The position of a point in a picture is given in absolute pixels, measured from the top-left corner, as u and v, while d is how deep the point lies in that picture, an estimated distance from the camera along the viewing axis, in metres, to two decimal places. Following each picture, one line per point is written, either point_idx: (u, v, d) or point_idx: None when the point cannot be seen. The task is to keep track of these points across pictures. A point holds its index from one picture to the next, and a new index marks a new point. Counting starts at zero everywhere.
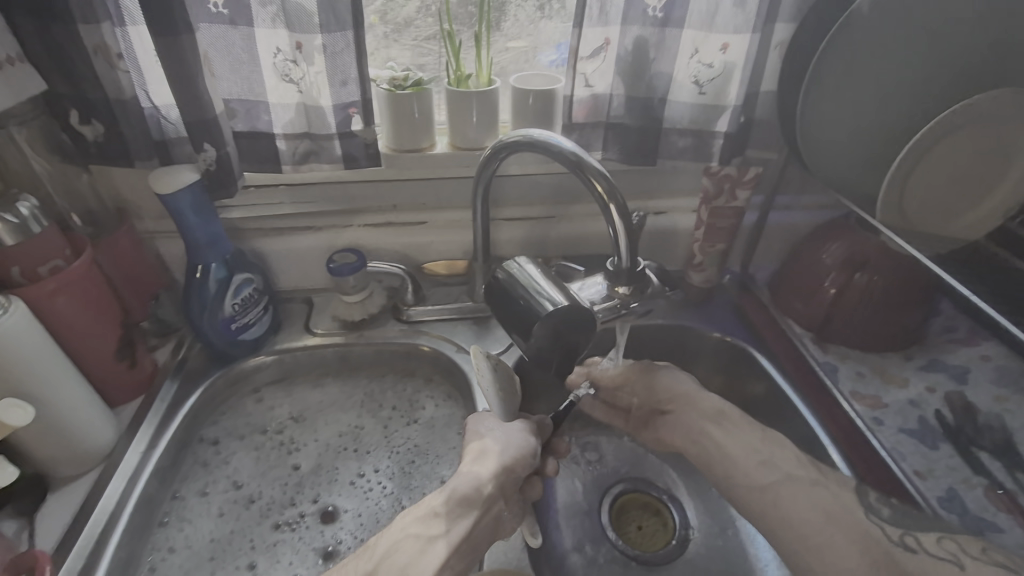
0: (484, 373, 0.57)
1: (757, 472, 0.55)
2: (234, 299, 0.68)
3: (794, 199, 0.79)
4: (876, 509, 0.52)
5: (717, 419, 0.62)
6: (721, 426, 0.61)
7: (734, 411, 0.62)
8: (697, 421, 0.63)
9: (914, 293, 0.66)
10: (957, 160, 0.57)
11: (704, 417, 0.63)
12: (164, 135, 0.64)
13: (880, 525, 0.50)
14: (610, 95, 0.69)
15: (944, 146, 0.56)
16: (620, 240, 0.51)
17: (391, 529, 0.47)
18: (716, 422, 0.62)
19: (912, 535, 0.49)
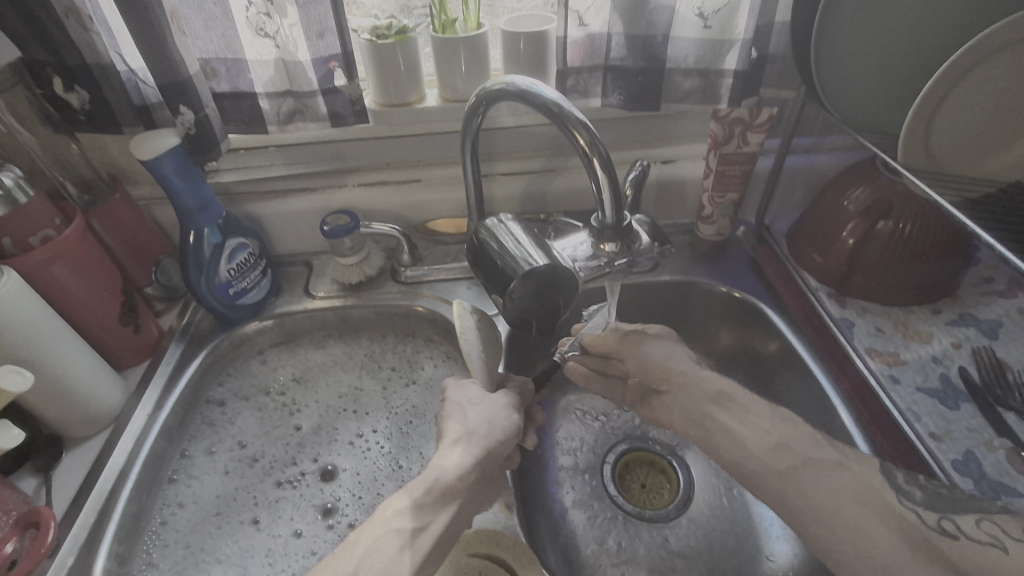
0: (469, 331, 0.58)
1: (769, 458, 0.46)
2: (230, 264, 0.68)
3: (817, 141, 0.71)
4: (906, 493, 0.43)
5: (719, 401, 0.53)
6: (726, 409, 0.52)
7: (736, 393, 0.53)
8: (698, 405, 0.54)
9: (945, 242, 0.60)
10: (995, 91, 0.50)
11: (703, 399, 0.54)
12: (145, 100, 0.63)
13: (914, 512, 0.42)
14: (607, 34, 0.63)
15: (976, 77, 0.50)
16: (604, 196, 0.48)
17: (371, 526, 0.44)
18: (719, 405, 0.53)
19: (950, 521, 0.41)
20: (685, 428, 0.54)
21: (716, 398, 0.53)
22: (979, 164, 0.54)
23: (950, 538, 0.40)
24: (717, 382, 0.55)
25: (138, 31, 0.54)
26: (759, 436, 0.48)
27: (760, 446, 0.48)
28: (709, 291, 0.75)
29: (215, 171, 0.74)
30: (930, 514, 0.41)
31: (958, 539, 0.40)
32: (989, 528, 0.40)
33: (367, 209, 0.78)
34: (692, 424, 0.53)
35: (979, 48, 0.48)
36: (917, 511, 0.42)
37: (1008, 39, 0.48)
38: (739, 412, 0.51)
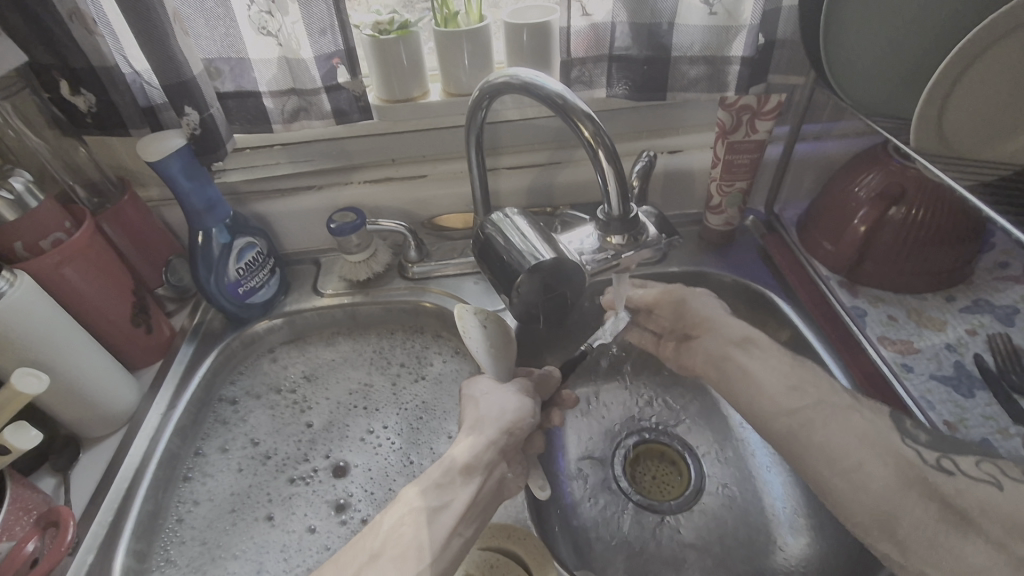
0: (473, 331, 0.57)
1: (782, 401, 0.52)
2: (239, 263, 0.69)
3: (825, 128, 0.71)
4: (912, 434, 0.47)
5: (742, 345, 0.59)
6: (749, 353, 0.57)
7: (761, 336, 0.58)
8: (721, 346, 0.60)
9: (959, 228, 0.60)
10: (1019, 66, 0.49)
11: (728, 341, 0.59)
12: (150, 101, 0.63)
13: (915, 449, 0.45)
14: (612, 24, 0.63)
15: (1000, 50, 0.48)
16: (610, 187, 0.46)
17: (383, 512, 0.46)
18: (742, 348, 0.58)
19: (949, 458, 0.44)
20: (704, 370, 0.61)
21: (741, 342, 0.59)
22: (988, 151, 0.53)
23: (956, 482, 0.42)
24: (746, 327, 0.60)
25: (138, 31, 0.54)
26: (777, 378, 0.54)
27: (778, 401, 0.52)
28: (719, 281, 0.74)
29: (221, 171, 0.75)
30: (929, 453, 0.45)
31: (954, 475, 0.42)
32: (996, 473, 0.42)
33: (373, 206, 0.79)
34: (710, 388, 0.60)
35: (1008, 18, 0.47)
36: (918, 449, 0.45)
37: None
38: (760, 355, 0.57)
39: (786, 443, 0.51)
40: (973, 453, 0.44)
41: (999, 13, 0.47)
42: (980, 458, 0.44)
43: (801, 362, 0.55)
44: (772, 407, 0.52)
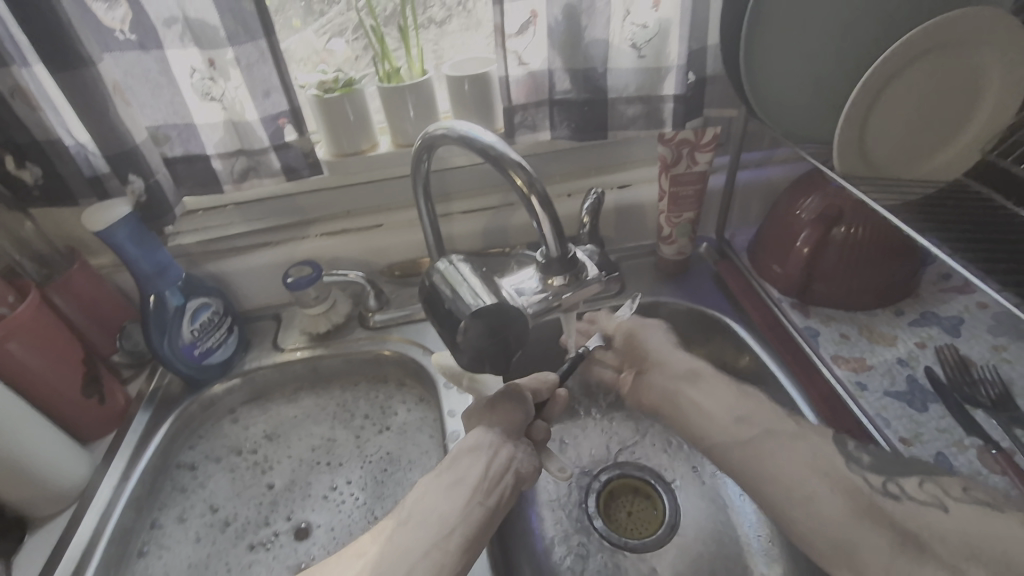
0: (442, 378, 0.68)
1: (735, 447, 0.51)
2: (193, 325, 0.68)
3: (766, 156, 0.76)
4: (855, 457, 0.47)
5: (690, 379, 0.59)
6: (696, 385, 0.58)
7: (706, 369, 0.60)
8: (669, 381, 0.60)
9: (893, 244, 0.62)
10: (930, 85, 0.51)
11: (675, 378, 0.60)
12: (96, 171, 0.63)
13: (861, 474, 0.45)
14: (549, 71, 0.65)
15: (912, 69, 0.50)
16: (545, 231, 0.47)
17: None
18: (691, 383, 0.59)
19: (894, 482, 0.44)
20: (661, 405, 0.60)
21: (687, 375, 0.60)
22: (908, 170, 0.55)
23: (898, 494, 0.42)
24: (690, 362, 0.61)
25: (77, 104, 0.55)
26: (726, 409, 0.54)
27: (736, 431, 0.52)
28: (676, 310, 0.74)
29: (174, 235, 0.75)
30: (876, 478, 0.45)
31: (900, 500, 0.43)
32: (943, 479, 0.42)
33: (330, 257, 0.78)
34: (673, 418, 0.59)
35: (913, 44, 0.48)
36: (865, 473, 0.45)
37: (940, 38, 0.48)
38: (707, 388, 0.57)
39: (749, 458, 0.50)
40: (917, 476, 0.45)
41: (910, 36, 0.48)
42: (924, 479, 0.44)
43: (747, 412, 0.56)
44: (727, 429, 0.51)
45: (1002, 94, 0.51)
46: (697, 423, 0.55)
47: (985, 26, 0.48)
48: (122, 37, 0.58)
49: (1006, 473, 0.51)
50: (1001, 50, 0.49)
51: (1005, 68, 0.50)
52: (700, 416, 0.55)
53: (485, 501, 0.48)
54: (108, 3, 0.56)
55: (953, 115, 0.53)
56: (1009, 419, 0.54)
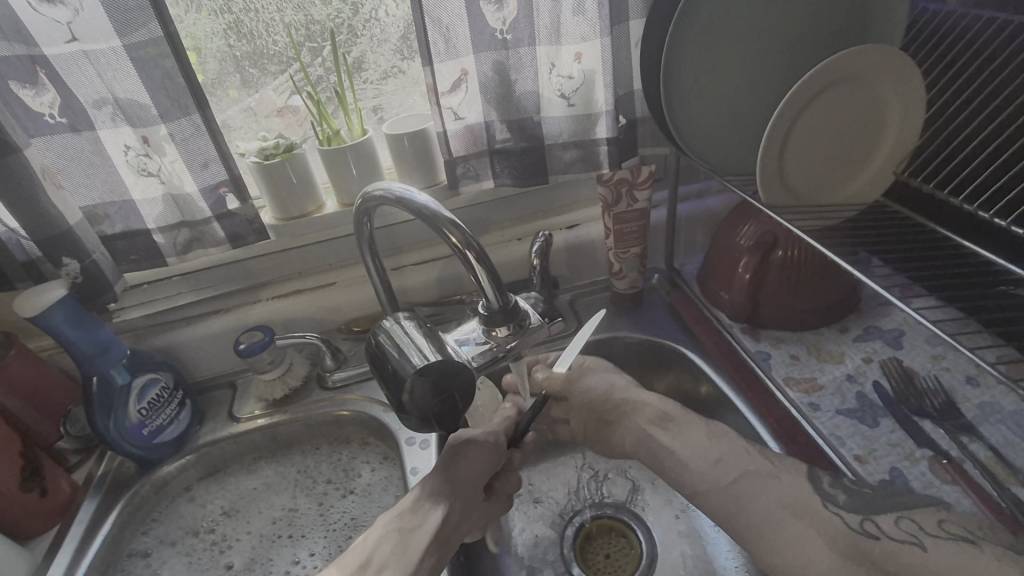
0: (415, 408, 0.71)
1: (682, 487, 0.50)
2: (140, 403, 0.66)
3: (704, 187, 0.81)
4: (832, 495, 0.46)
5: (662, 422, 0.57)
6: (654, 421, 0.58)
7: (677, 411, 0.57)
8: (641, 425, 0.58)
9: (828, 263, 0.64)
10: (839, 117, 0.54)
11: (646, 421, 0.58)
12: (29, 255, 0.62)
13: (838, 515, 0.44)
14: (485, 123, 0.67)
15: (819, 104, 0.53)
16: (485, 286, 0.47)
17: None
18: (662, 426, 0.57)
19: (872, 521, 0.43)
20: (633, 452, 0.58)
21: (657, 420, 0.57)
22: (826, 197, 0.59)
23: (873, 539, 0.42)
24: (660, 403, 0.59)
25: (6, 192, 0.55)
26: (701, 452, 0.52)
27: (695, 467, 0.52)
28: (634, 344, 0.74)
29: (120, 310, 0.75)
30: (852, 517, 0.43)
31: (880, 539, 0.41)
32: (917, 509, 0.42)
33: (284, 320, 0.76)
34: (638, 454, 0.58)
35: (818, 79, 0.51)
36: (840, 513, 0.44)
37: (843, 74, 0.51)
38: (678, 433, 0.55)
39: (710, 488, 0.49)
40: (893, 512, 0.43)
41: (816, 73, 0.51)
42: (899, 516, 0.43)
43: None
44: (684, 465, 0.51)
45: (903, 121, 0.55)
46: (670, 448, 0.54)
47: (881, 62, 0.51)
48: (53, 120, 0.58)
49: (957, 482, 0.52)
50: (897, 83, 0.53)
51: (901, 99, 0.54)
52: (669, 449, 0.54)
53: (437, 552, 0.48)
54: (36, 89, 0.56)
55: (860, 143, 0.57)
56: (955, 427, 0.56)
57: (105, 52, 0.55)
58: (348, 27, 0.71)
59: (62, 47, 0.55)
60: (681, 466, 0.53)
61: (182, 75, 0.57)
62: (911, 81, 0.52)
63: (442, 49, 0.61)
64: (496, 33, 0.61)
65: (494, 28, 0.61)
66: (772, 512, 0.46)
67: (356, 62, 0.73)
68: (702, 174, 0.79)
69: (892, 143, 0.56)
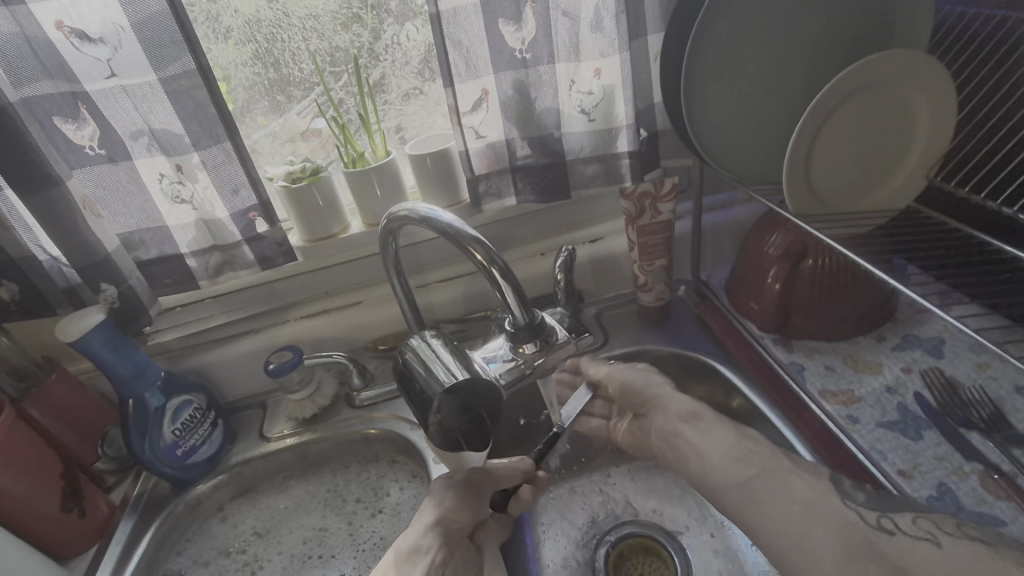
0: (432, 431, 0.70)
1: (733, 468, 0.54)
2: (174, 424, 0.67)
3: (729, 198, 0.80)
4: (851, 494, 0.48)
5: (690, 421, 0.60)
6: (694, 429, 0.59)
7: (706, 411, 0.60)
8: (671, 423, 0.61)
9: (861, 271, 0.62)
10: (866, 123, 0.53)
11: (677, 418, 0.61)
12: (70, 282, 0.65)
13: (856, 510, 0.47)
14: (506, 141, 0.67)
15: (844, 111, 0.52)
16: (511, 302, 0.47)
17: None
18: (690, 424, 0.60)
19: (888, 517, 0.45)
20: (661, 447, 0.62)
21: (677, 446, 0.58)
22: (856, 204, 0.58)
23: (889, 534, 0.44)
24: (691, 404, 0.62)
25: (48, 222, 0.57)
26: (724, 450, 0.55)
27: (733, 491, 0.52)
28: (663, 357, 0.73)
29: (154, 333, 0.76)
30: (870, 513, 0.46)
31: (895, 534, 0.44)
32: None
33: (312, 339, 0.78)
34: (666, 443, 0.61)
35: (843, 86, 0.50)
36: (859, 509, 0.47)
37: (868, 80, 0.51)
38: (704, 430, 0.58)
39: (738, 483, 0.52)
40: (910, 510, 0.46)
41: (839, 80, 0.50)
42: (916, 515, 0.45)
43: (742, 457, 0.54)
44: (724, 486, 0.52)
45: (933, 124, 0.54)
46: (697, 445, 0.58)
47: (907, 66, 0.50)
48: (92, 152, 0.61)
49: (1013, 498, 0.49)
50: (925, 87, 0.52)
51: (929, 102, 0.52)
52: (699, 448, 0.57)
53: None
54: (77, 123, 0.59)
55: (889, 148, 0.56)
56: (1005, 440, 0.53)
57: (141, 86, 0.58)
58: (370, 53, 0.73)
59: (101, 82, 0.58)
60: (710, 466, 0.55)
61: (214, 105, 0.59)
62: (938, 83, 0.51)
63: (463, 70, 0.62)
64: (515, 53, 0.62)
65: (513, 48, 0.61)
66: (797, 499, 0.48)
67: (379, 85, 0.75)
68: (725, 184, 0.78)
69: (924, 146, 0.55)
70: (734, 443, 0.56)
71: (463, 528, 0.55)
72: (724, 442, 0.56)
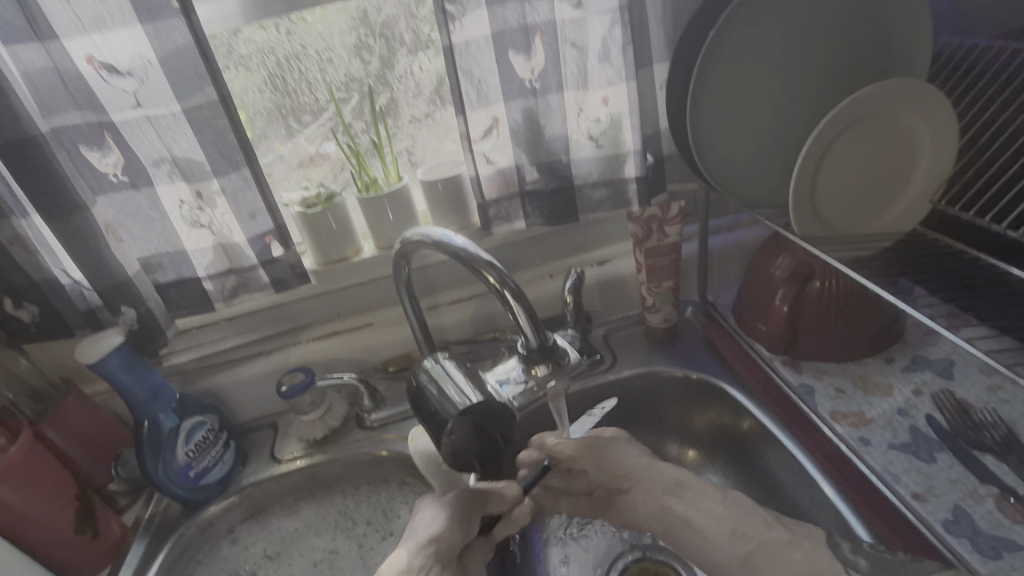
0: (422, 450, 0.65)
1: (728, 542, 0.51)
2: (188, 445, 0.68)
3: (734, 220, 0.81)
4: (854, 561, 0.47)
5: (674, 490, 0.56)
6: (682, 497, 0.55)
7: (691, 478, 0.56)
8: (656, 495, 0.56)
9: (868, 293, 0.63)
10: (870, 148, 0.54)
11: (662, 490, 0.56)
12: (90, 304, 0.67)
13: None
14: (515, 167, 0.69)
15: (847, 137, 0.54)
16: (523, 324, 0.48)
17: None
18: (676, 495, 0.55)
19: None
20: (650, 524, 0.56)
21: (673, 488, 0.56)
22: (862, 228, 0.59)
23: None
24: (674, 470, 0.57)
25: (72, 247, 0.59)
26: (715, 521, 0.52)
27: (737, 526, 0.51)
28: (672, 379, 0.73)
29: (168, 354, 0.78)
30: None
31: None
32: None
33: (324, 361, 0.78)
34: (657, 520, 0.56)
35: (845, 114, 0.52)
36: None
37: (870, 107, 0.52)
38: (694, 500, 0.54)
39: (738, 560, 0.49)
40: None
41: (842, 108, 0.52)
42: None
43: None
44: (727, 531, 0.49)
45: (936, 149, 0.55)
46: (687, 516, 0.54)
47: (906, 96, 0.52)
48: (116, 179, 0.63)
49: None
50: (926, 113, 0.53)
51: (931, 128, 0.54)
52: (693, 521, 0.53)
53: None
54: (102, 151, 0.61)
55: (893, 172, 0.57)
56: (1019, 463, 0.53)
57: (165, 115, 0.60)
58: (383, 83, 0.75)
59: (127, 112, 0.60)
60: (708, 538, 0.51)
61: (234, 133, 0.61)
62: (939, 110, 0.52)
63: (474, 98, 0.64)
64: (525, 82, 0.64)
65: (523, 78, 0.63)
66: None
67: (392, 113, 0.77)
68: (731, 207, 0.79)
69: (928, 170, 0.56)
70: (728, 508, 0.52)
71: (451, 548, 0.53)
72: (713, 511, 0.53)
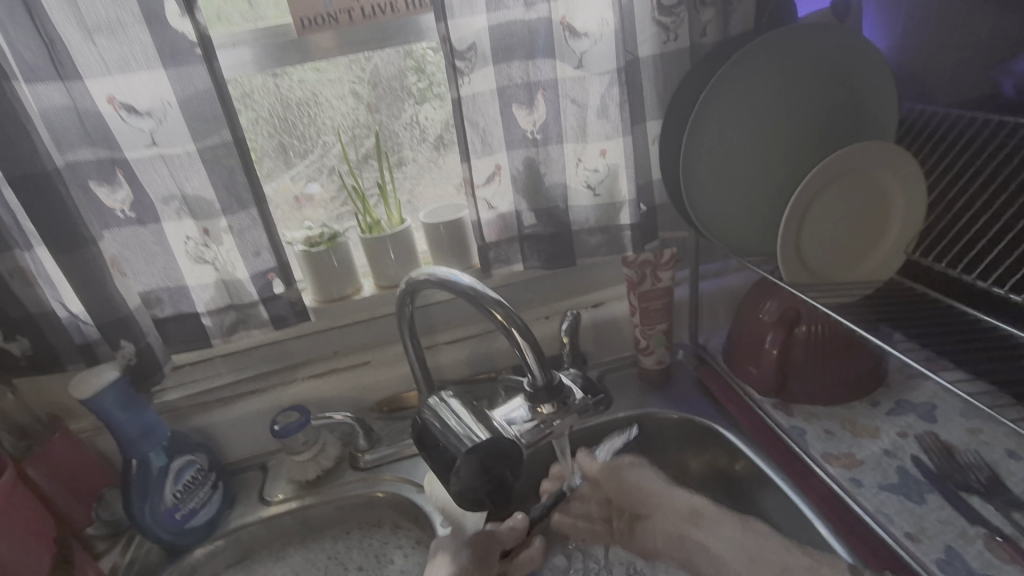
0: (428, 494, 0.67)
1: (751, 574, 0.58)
2: (176, 486, 0.66)
3: (721, 266, 0.84)
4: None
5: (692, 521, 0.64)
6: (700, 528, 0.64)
7: (705, 509, 0.65)
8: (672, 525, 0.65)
9: (851, 338, 0.66)
10: (849, 200, 0.59)
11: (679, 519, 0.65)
12: (86, 337, 0.65)
13: None
14: (515, 212, 0.72)
15: (829, 190, 0.58)
16: (529, 361, 0.49)
17: None
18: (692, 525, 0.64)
19: None
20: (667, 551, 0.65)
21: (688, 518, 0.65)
22: (844, 275, 0.62)
23: None
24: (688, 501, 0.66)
25: (74, 279, 0.59)
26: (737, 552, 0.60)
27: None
28: (666, 420, 0.74)
29: (159, 391, 0.76)
30: None
31: None
32: None
33: (319, 399, 0.78)
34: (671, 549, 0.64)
35: (828, 169, 0.56)
36: None
37: (849, 164, 0.56)
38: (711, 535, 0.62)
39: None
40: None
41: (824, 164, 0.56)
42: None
43: None
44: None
45: (908, 203, 0.59)
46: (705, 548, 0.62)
47: (880, 155, 0.56)
48: (123, 215, 0.64)
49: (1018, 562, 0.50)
50: (899, 171, 0.58)
51: (903, 184, 0.58)
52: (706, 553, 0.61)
53: None
54: (111, 187, 0.62)
55: (871, 223, 0.61)
56: (1004, 504, 0.55)
57: (178, 155, 0.62)
58: (389, 131, 0.79)
59: (141, 151, 0.62)
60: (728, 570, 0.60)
61: (245, 174, 0.63)
62: (909, 168, 0.57)
63: (479, 146, 0.68)
64: (527, 134, 0.67)
65: (525, 129, 0.67)
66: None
67: (396, 157, 0.80)
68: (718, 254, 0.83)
69: (902, 222, 0.60)
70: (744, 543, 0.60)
71: None
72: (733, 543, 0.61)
